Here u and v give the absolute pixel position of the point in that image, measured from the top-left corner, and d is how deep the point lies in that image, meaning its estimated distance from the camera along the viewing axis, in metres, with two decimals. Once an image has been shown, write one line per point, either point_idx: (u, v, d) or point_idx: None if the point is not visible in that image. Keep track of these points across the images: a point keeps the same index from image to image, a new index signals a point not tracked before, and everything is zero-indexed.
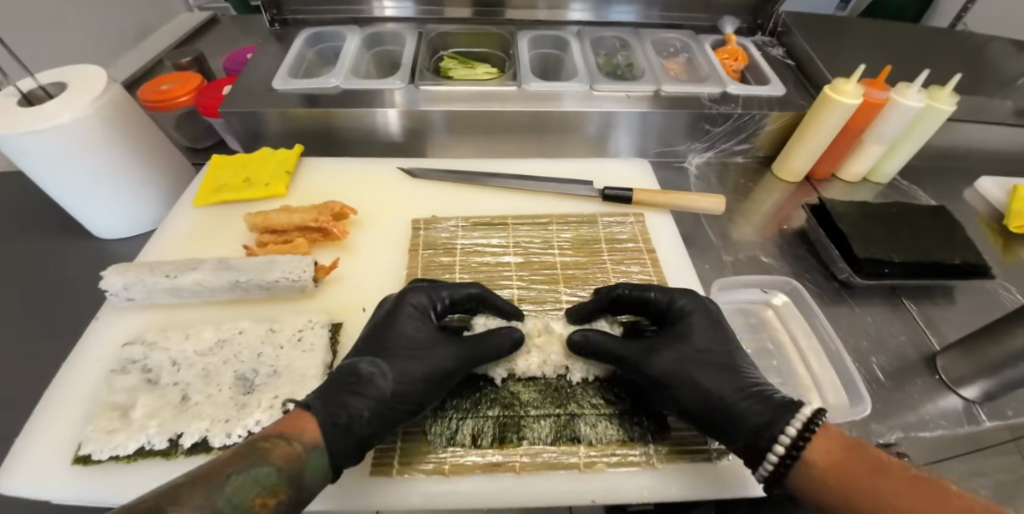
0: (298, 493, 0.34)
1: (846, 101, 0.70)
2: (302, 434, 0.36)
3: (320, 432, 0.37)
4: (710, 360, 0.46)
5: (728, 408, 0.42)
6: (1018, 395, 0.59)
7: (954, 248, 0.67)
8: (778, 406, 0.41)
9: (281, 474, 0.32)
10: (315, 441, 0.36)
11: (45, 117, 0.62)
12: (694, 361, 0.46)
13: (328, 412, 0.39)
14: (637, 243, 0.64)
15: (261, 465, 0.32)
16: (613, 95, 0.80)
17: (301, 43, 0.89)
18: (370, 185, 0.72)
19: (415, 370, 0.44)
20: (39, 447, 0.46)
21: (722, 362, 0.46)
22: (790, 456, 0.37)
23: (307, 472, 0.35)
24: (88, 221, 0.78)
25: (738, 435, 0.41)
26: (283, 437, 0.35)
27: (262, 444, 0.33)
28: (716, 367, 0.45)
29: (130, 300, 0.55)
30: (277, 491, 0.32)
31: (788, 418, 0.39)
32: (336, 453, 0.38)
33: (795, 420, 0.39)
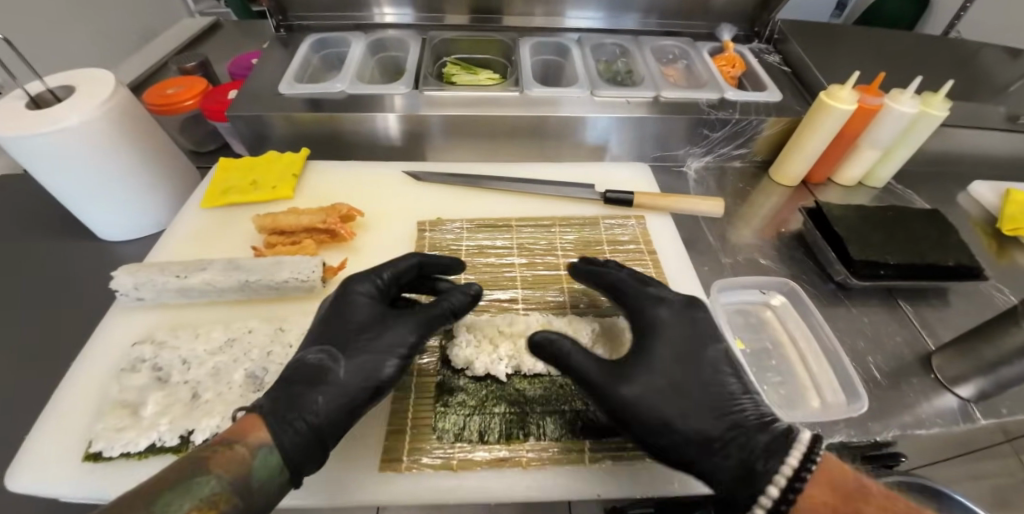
0: (248, 499, 0.32)
1: (841, 106, 0.71)
2: (246, 436, 0.35)
3: (268, 432, 0.36)
4: (699, 379, 0.41)
5: (717, 438, 0.38)
6: (1013, 394, 0.60)
7: (948, 251, 0.69)
8: (776, 438, 0.38)
9: (225, 482, 0.31)
10: (262, 441, 0.35)
11: (55, 120, 0.63)
12: (677, 382, 0.41)
13: (277, 413, 0.37)
14: (639, 245, 0.66)
15: (202, 474, 0.31)
16: (613, 100, 0.82)
17: (307, 48, 0.91)
18: (375, 188, 0.73)
19: (367, 351, 0.43)
20: (48, 445, 0.46)
21: (710, 382, 0.42)
22: (785, 500, 0.34)
23: (256, 476, 0.33)
24: (93, 223, 0.79)
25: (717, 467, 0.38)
26: (228, 443, 0.34)
27: (205, 452, 0.33)
28: (705, 384, 0.41)
29: (141, 300, 0.56)
30: (219, 500, 0.31)
31: (787, 448, 0.36)
32: (287, 449, 0.36)
33: (795, 450, 0.35)
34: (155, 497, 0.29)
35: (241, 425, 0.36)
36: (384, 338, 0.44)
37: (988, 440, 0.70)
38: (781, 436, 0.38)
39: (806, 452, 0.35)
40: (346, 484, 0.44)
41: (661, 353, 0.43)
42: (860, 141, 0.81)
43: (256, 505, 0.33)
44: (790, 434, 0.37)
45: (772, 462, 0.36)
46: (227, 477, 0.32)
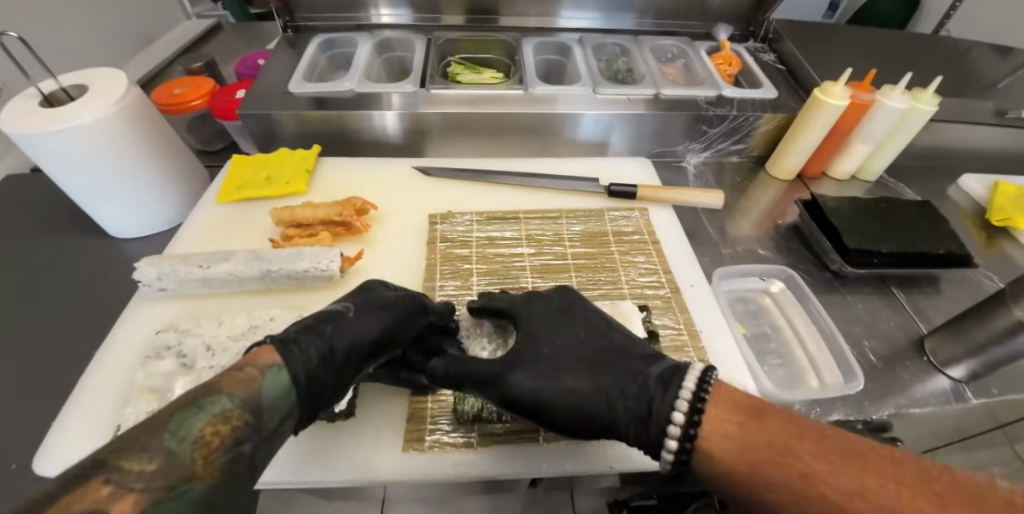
0: (258, 420, 0.28)
1: (834, 102, 0.74)
2: (258, 359, 0.32)
3: (280, 359, 0.33)
4: (597, 337, 0.45)
5: (623, 378, 0.40)
6: (1001, 374, 0.63)
7: (939, 240, 0.72)
8: (670, 366, 0.40)
9: (238, 401, 0.27)
10: (271, 364, 0.32)
11: (72, 118, 0.64)
12: (582, 343, 0.45)
13: (287, 343, 0.35)
14: (643, 235, 0.68)
15: (212, 394, 0.27)
16: (615, 98, 0.84)
17: (315, 48, 0.93)
18: (386, 184, 0.75)
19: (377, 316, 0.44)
20: (78, 430, 0.48)
21: (612, 336, 0.45)
22: (687, 439, 0.34)
23: (266, 396, 0.30)
24: (105, 220, 0.80)
25: (628, 399, 0.39)
26: (240, 366, 0.30)
27: (216, 377, 0.29)
28: (603, 339, 0.45)
29: (162, 291, 0.58)
30: (230, 419, 0.26)
31: (684, 375, 0.37)
32: (297, 377, 0.33)
33: (688, 377, 0.36)
34: (165, 417, 0.24)
35: (257, 348, 0.33)
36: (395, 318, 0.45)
37: (977, 420, 0.74)
38: (669, 366, 0.40)
39: (706, 367, 0.37)
40: (374, 460, 0.47)
41: (564, 322, 0.47)
42: (853, 136, 0.84)
43: (269, 431, 0.29)
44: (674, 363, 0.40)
45: (676, 382, 0.37)
46: (240, 396, 0.28)
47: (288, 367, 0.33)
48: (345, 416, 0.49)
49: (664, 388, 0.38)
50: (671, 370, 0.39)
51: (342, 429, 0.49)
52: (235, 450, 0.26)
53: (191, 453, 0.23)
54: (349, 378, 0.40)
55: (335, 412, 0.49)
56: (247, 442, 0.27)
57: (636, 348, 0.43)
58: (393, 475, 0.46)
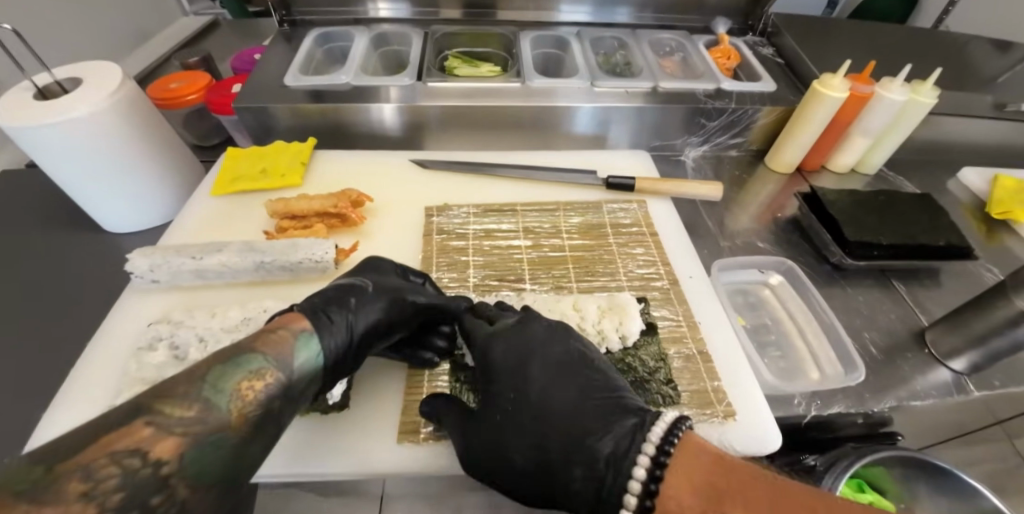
0: (288, 378, 0.36)
1: (833, 94, 0.74)
2: (289, 326, 0.39)
3: (309, 324, 0.40)
4: (560, 395, 0.41)
5: (574, 452, 0.38)
6: (1002, 366, 0.63)
7: (939, 232, 0.71)
8: (626, 435, 0.37)
9: (268, 360, 0.35)
10: (302, 329, 0.40)
11: (65, 110, 0.63)
12: (541, 401, 0.41)
13: (312, 314, 0.42)
14: (641, 227, 0.68)
15: (247, 354, 0.34)
16: (613, 91, 0.84)
17: (311, 42, 0.92)
18: (382, 176, 0.75)
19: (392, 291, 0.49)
20: (69, 423, 0.47)
21: (577, 394, 0.41)
22: (648, 494, 0.33)
23: (296, 358, 0.37)
24: (99, 214, 0.80)
25: (576, 480, 0.37)
26: (275, 331, 0.38)
27: (252, 338, 0.36)
28: (564, 399, 0.41)
29: (156, 283, 0.57)
30: (262, 375, 0.34)
31: (649, 427, 0.36)
32: (323, 342, 0.40)
33: (658, 425, 0.36)
34: (206, 372, 0.31)
35: (282, 318, 0.40)
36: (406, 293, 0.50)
37: (978, 414, 0.73)
38: (627, 436, 0.37)
39: (669, 428, 0.35)
40: (369, 452, 0.46)
41: (520, 372, 0.44)
42: (852, 129, 0.84)
43: (297, 386, 0.37)
44: (637, 430, 0.37)
45: (624, 468, 0.35)
46: (271, 355, 0.35)
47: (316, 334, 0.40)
48: (339, 408, 0.48)
49: (612, 471, 0.35)
50: (624, 450, 0.36)
51: (336, 422, 0.48)
52: (266, 403, 0.33)
53: (229, 402, 0.31)
54: (363, 350, 0.45)
55: (329, 403, 0.48)
56: (276, 398, 0.34)
57: (601, 408, 0.39)
58: (387, 468, 0.46)
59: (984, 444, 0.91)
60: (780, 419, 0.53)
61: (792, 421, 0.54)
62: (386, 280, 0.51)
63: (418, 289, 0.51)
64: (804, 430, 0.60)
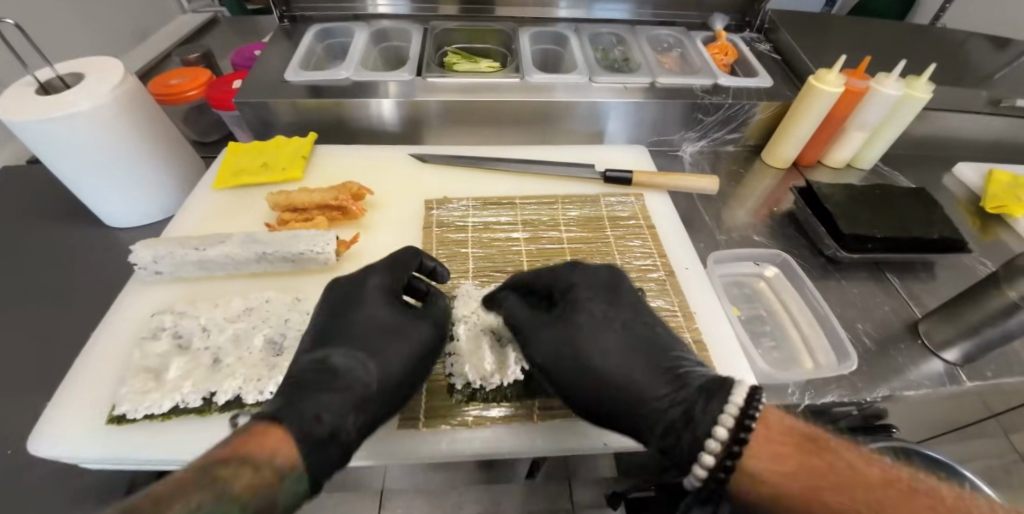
0: None
1: (828, 89, 0.75)
2: (270, 455, 0.30)
3: (294, 449, 0.31)
4: (622, 355, 0.42)
5: (638, 406, 0.39)
6: (994, 357, 0.64)
7: (933, 226, 0.72)
8: (694, 401, 0.36)
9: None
10: (291, 461, 0.30)
11: (69, 105, 0.64)
12: (602, 359, 0.42)
13: (301, 424, 0.33)
14: (639, 220, 0.69)
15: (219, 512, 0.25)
16: (611, 86, 0.85)
17: (312, 38, 0.93)
18: (382, 170, 0.75)
19: (399, 351, 0.44)
20: (73, 410, 0.48)
21: (643, 358, 0.41)
22: (729, 454, 0.32)
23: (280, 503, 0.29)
24: (101, 210, 0.80)
25: (651, 438, 0.38)
26: (248, 462, 0.28)
27: (215, 467, 0.27)
28: (627, 360, 0.41)
29: (158, 274, 0.58)
30: None
31: (729, 391, 0.35)
32: (316, 470, 0.32)
33: (734, 396, 0.34)
34: None
35: (261, 439, 0.30)
36: (414, 348, 0.45)
37: (971, 405, 0.74)
38: (694, 396, 0.36)
39: (749, 394, 0.34)
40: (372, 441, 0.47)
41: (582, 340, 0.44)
42: (848, 124, 0.85)
43: None
44: (708, 394, 0.36)
45: (699, 426, 0.34)
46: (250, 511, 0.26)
47: (311, 470, 0.32)
48: None
49: (673, 439, 0.36)
50: (693, 409, 0.36)
51: None
52: None
53: None
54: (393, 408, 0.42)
55: None
56: None
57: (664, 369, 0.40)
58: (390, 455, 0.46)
59: (979, 437, 0.92)
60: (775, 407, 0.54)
61: (786, 410, 0.55)
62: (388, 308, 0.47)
63: (415, 313, 0.48)
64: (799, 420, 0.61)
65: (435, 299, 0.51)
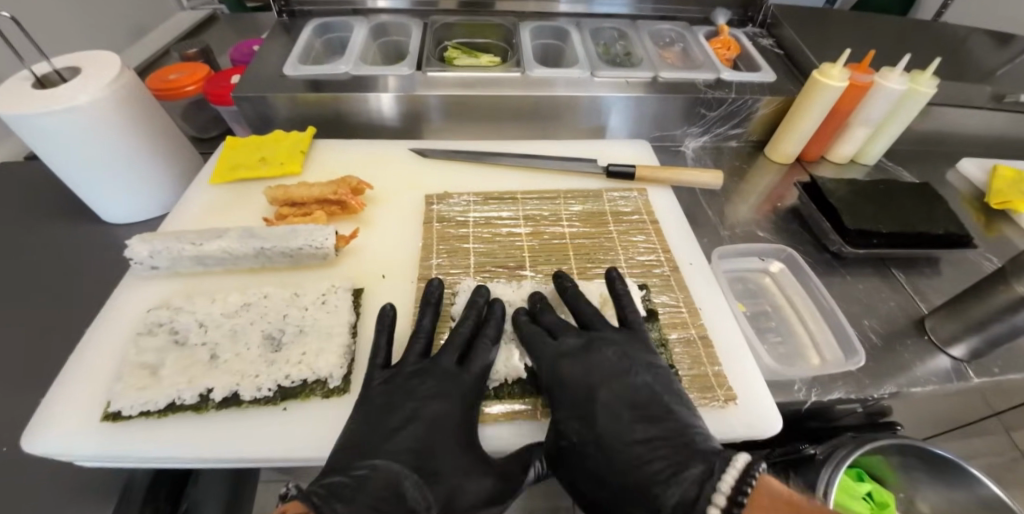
0: None
1: (833, 83, 0.74)
2: None
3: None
4: (627, 437, 0.41)
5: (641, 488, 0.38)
6: (1001, 353, 0.63)
7: (938, 221, 0.72)
8: (689, 488, 0.35)
9: None
10: None
11: (63, 99, 0.63)
12: (608, 440, 0.41)
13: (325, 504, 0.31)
14: (642, 215, 0.68)
15: None
16: (613, 81, 0.84)
17: (310, 32, 0.92)
18: (382, 165, 0.75)
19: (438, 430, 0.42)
20: (67, 407, 0.47)
21: (645, 435, 0.41)
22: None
23: None
24: (98, 206, 0.79)
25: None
26: None
27: None
28: (631, 443, 0.41)
29: (155, 269, 0.57)
30: None
31: (721, 473, 0.33)
32: None
33: (728, 473, 0.33)
34: None
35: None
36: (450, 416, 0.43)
37: (976, 402, 0.74)
38: (695, 483, 0.35)
39: (740, 475, 0.32)
40: None
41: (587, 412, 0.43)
42: (852, 119, 0.84)
43: None
44: (708, 477, 0.34)
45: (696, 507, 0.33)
46: None
47: None
48: (340, 392, 0.47)
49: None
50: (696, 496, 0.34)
51: (336, 405, 0.47)
52: None
53: None
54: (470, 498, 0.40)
55: (330, 386, 0.47)
56: None
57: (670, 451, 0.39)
58: None
59: (983, 434, 0.92)
60: (781, 404, 0.53)
61: (791, 406, 0.54)
62: (412, 364, 0.47)
63: (439, 363, 0.47)
64: (805, 416, 0.60)
65: (461, 332, 0.48)
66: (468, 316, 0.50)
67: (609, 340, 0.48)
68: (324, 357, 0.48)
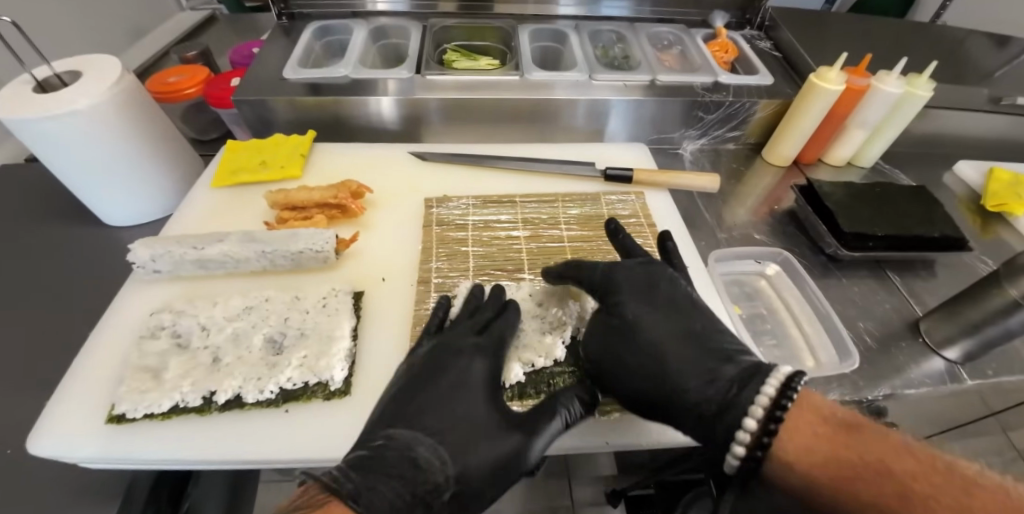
0: None
1: (829, 87, 0.74)
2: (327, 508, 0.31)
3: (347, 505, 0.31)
4: (670, 343, 0.45)
5: (681, 385, 0.43)
6: (995, 355, 0.64)
7: (935, 224, 0.72)
8: (728, 388, 0.41)
9: None
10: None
11: (66, 104, 0.63)
12: (649, 343, 0.46)
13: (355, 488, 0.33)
14: (639, 219, 0.68)
15: None
16: (611, 84, 0.84)
17: (310, 35, 0.92)
18: (382, 168, 0.75)
19: (455, 403, 0.42)
20: (72, 410, 0.48)
21: (686, 343, 0.45)
22: (767, 432, 0.36)
23: None
24: (100, 209, 0.80)
25: (684, 417, 0.42)
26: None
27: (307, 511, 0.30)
28: (669, 342, 0.45)
29: (157, 273, 0.58)
30: None
31: (765, 379, 0.39)
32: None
33: (769, 383, 0.38)
34: None
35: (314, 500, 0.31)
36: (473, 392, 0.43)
37: (971, 403, 0.74)
38: (728, 387, 0.41)
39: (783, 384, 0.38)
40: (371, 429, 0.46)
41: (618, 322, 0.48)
42: (849, 121, 0.84)
43: None
44: (742, 385, 0.40)
45: (739, 398, 0.39)
46: None
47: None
48: (340, 395, 0.48)
49: (704, 428, 0.41)
50: (743, 386, 0.40)
51: (336, 407, 0.48)
52: None
53: None
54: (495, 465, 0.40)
55: (330, 388, 0.48)
56: None
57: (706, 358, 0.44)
58: None
59: (978, 434, 0.92)
60: None
61: None
62: (435, 340, 0.48)
63: (464, 339, 0.47)
64: None
65: (483, 312, 0.50)
66: (482, 305, 0.52)
67: (659, 264, 0.52)
68: (324, 359, 0.48)
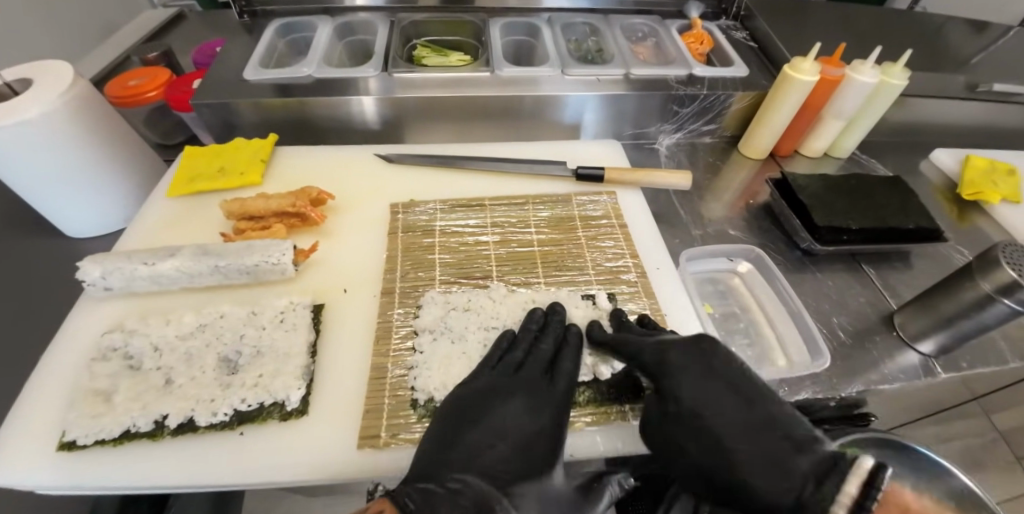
0: None
1: (803, 78, 0.73)
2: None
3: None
4: (742, 421, 0.38)
5: (757, 471, 0.35)
6: (968, 347, 0.64)
7: (909, 215, 0.72)
8: (807, 471, 0.32)
9: None
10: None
11: (16, 113, 0.60)
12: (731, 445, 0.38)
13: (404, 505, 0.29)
14: (611, 220, 0.67)
15: None
16: (584, 78, 0.82)
17: (272, 33, 0.89)
18: (348, 172, 0.73)
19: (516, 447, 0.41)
20: (17, 438, 0.46)
21: (771, 437, 0.36)
22: None
23: None
24: (55, 220, 0.76)
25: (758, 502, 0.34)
26: None
27: None
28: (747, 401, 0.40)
29: (109, 290, 0.56)
30: None
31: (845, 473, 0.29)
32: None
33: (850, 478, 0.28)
34: None
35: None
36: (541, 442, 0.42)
37: (947, 392, 0.75)
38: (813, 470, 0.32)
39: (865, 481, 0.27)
40: (332, 467, 0.44)
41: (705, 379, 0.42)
42: (824, 112, 0.84)
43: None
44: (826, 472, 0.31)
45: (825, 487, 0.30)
46: None
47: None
48: (298, 414, 0.47)
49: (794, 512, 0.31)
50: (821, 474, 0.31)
51: (291, 427, 0.46)
52: None
53: None
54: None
55: (287, 408, 0.46)
56: None
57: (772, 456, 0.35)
58: (346, 478, 0.43)
59: (958, 420, 0.93)
60: None
61: None
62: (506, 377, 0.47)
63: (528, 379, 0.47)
64: None
65: (541, 349, 0.49)
66: (535, 349, 0.49)
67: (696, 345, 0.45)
68: (280, 379, 0.47)
